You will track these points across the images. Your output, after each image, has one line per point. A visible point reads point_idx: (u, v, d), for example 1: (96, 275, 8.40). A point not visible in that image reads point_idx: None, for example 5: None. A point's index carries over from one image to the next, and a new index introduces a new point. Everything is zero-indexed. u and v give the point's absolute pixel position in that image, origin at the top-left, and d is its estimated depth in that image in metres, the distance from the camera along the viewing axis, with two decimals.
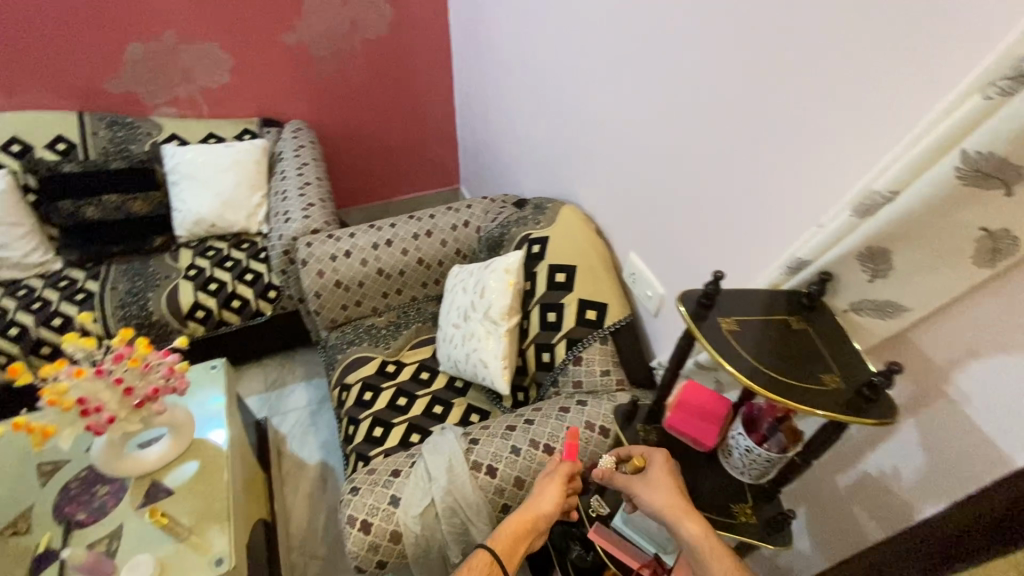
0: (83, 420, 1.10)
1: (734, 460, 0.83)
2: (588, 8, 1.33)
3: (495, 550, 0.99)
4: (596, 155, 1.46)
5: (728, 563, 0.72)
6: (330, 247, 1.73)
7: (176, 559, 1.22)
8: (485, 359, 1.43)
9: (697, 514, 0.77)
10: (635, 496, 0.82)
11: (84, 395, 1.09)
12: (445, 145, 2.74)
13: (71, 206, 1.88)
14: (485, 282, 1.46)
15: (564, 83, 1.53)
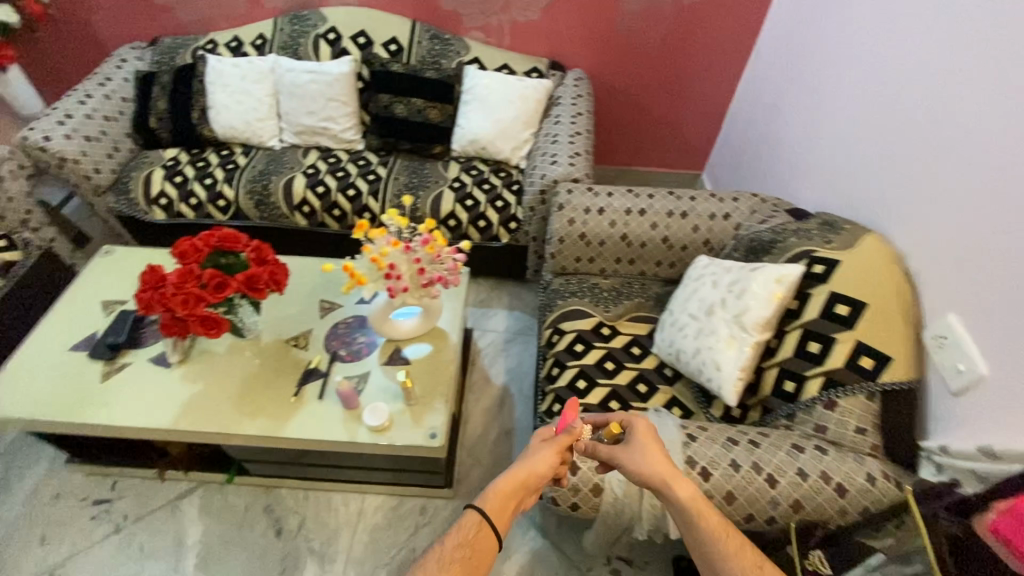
0: (385, 281, 1.27)
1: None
2: (1011, 25, 1.12)
3: (484, 510, 1.03)
4: (939, 192, 1.27)
5: (703, 515, 1.02)
6: (587, 200, 1.76)
7: (403, 418, 1.42)
8: (718, 362, 1.36)
9: (681, 481, 1.05)
10: (620, 458, 1.11)
11: (394, 262, 1.26)
12: (705, 128, 2.64)
13: (386, 99, 2.19)
14: (746, 286, 1.37)
15: (919, 100, 1.35)
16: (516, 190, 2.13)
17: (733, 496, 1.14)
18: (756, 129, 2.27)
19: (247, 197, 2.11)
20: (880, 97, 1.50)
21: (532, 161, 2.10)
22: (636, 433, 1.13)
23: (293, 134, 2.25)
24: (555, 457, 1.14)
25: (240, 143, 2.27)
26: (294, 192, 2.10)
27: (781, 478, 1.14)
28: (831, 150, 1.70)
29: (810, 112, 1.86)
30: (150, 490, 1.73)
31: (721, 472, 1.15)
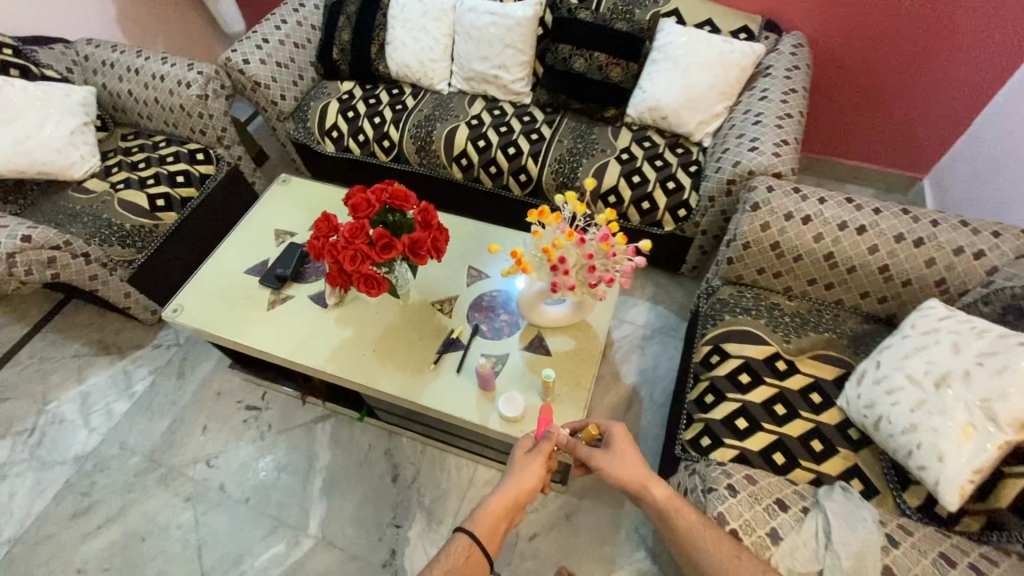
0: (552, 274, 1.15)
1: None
2: None
3: (476, 533, 1.04)
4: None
5: (686, 515, 1.08)
6: (791, 203, 1.45)
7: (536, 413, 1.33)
8: (940, 451, 1.08)
9: (658, 483, 1.12)
10: (603, 465, 1.15)
11: (565, 255, 1.12)
12: (951, 120, 2.09)
13: (567, 51, 1.97)
14: (1008, 366, 1.05)
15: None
16: (694, 173, 1.85)
17: None
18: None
19: (410, 142, 2.09)
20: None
21: (722, 141, 1.79)
22: (614, 440, 1.18)
23: (462, 79, 2.16)
24: (543, 466, 1.16)
25: (410, 82, 2.23)
26: (456, 142, 2.03)
27: None
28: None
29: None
30: (292, 407, 1.89)
31: None
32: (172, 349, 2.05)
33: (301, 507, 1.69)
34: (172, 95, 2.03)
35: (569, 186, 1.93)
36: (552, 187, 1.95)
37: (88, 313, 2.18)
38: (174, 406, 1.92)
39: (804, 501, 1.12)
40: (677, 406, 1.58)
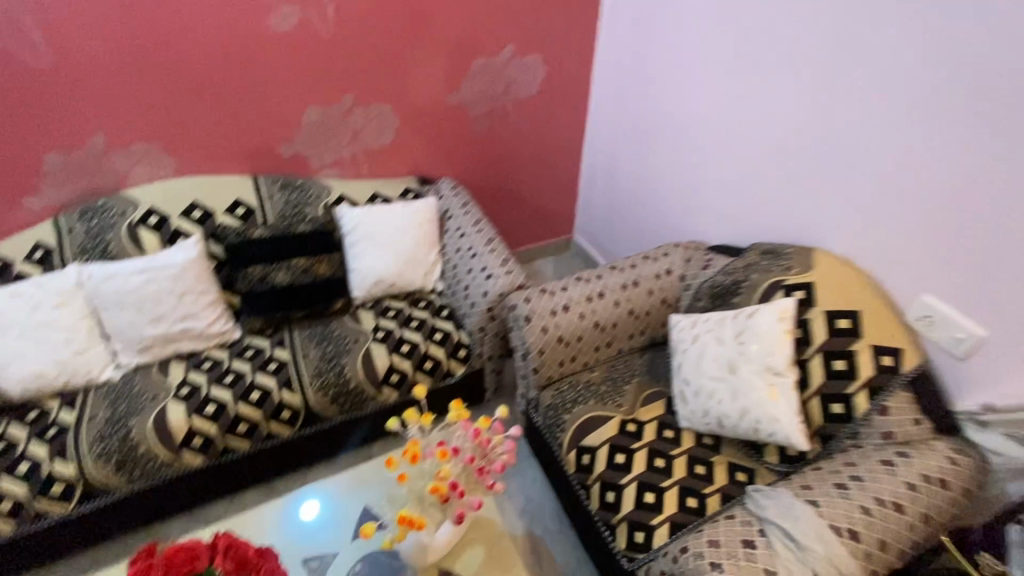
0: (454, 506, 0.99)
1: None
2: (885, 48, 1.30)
3: None
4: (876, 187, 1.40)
5: None
6: (549, 301, 1.66)
7: None
8: (774, 415, 1.35)
9: None
10: None
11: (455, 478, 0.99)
12: (572, 180, 2.64)
13: (260, 271, 1.80)
14: (752, 330, 1.42)
15: (805, 110, 1.53)
16: (449, 316, 1.91)
17: (885, 542, 1.11)
18: (630, 157, 2.29)
19: (98, 467, 1.47)
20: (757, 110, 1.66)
21: (456, 278, 1.92)
22: None
23: (136, 355, 1.68)
24: None
25: (53, 394, 1.60)
26: (173, 428, 1.54)
27: (905, 502, 1.16)
28: (754, 155, 1.74)
29: (682, 140, 1.99)
30: None
31: (863, 525, 1.12)
32: None
33: None
34: None
35: (343, 393, 1.70)
36: (327, 405, 1.69)
37: None
38: None
39: (755, 524, 1.15)
40: (583, 523, 1.53)
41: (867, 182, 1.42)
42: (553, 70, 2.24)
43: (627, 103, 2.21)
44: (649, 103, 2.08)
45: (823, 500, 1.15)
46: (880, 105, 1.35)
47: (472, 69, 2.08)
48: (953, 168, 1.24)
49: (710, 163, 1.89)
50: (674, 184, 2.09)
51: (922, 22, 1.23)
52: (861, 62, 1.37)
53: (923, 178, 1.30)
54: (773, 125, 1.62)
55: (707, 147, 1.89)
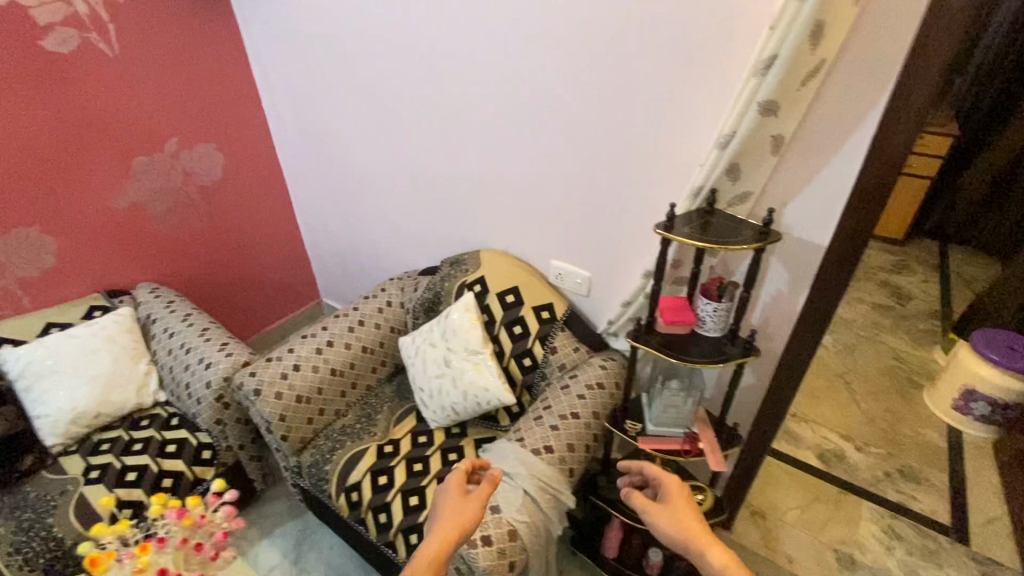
0: None
1: (705, 313, 1.25)
2: (456, 85, 1.68)
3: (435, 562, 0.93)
4: (494, 195, 1.81)
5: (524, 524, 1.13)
6: (276, 367, 1.72)
7: None
8: (484, 386, 1.62)
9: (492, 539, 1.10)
10: None
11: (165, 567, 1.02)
12: (293, 251, 2.72)
13: None
14: (452, 327, 1.70)
15: (429, 150, 1.90)
16: (181, 423, 1.82)
17: (573, 444, 1.43)
18: (335, 218, 2.50)
19: None
20: (401, 157, 2.01)
21: (177, 382, 1.83)
22: None
23: None
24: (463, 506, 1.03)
25: None
26: None
27: (579, 408, 1.49)
28: (417, 183, 2.04)
29: (363, 190, 2.26)
30: None
31: (555, 439, 1.42)
32: None
33: None
34: None
35: (58, 556, 1.45)
36: None
37: None
38: None
39: None
40: (373, 554, 1.61)
41: (488, 194, 1.83)
42: (231, 154, 2.30)
43: (315, 174, 2.42)
44: (326, 166, 2.30)
45: (525, 434, 1.44)
46: (468, 136, 1.76)
47: (133, 168, 2.00)
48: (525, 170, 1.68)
49: (392, 205, 2.19)
50: (376, 230, 2.36)
51: (463, 74, 1.65)
52: (444, 108, 1.76)
53: (513, 179, 1.73)
54: (418, 161, 1.97)
55: (384, 194, 2.18)
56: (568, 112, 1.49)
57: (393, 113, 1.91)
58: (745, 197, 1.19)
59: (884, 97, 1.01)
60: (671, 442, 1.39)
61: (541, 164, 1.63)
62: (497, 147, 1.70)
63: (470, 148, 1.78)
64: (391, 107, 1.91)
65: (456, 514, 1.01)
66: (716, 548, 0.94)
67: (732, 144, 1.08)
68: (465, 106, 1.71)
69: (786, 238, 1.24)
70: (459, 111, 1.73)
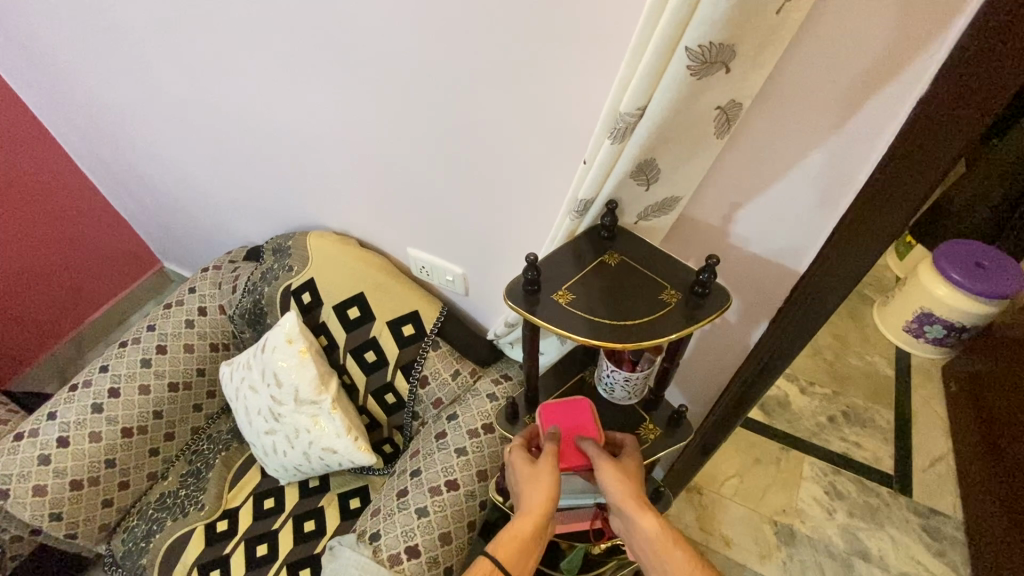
0: None
1: (604, 395, 0.89)
2: None
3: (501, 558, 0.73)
4: (306, 152, 1.18)
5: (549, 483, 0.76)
6: (29, 450, 1.19)
7: None
8: (328, 446, 1.18)
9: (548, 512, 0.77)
10: None
11: None
12: (97, 217, 1.95)
13: None
14: (274, 367, 1.19)
15: (190, 79, 1.20)
16: None
17: (447, 533, 1.04)
18: (120, 174, 1.76)
19: None
20: (170, 100, 1.30)
21: None
22: None
23: None
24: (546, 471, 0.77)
25: None
26: None
27: (456, 474, 1.08)
28: (204, 142, 1.37)
29: (143, 148, 1.54)
30: None
31: (421, 533, 1.02)
32: None
33: None
34: None
35: None
36: None
37: None
38: None
39: None
40: None
41: (294, 150, 1.20)
42: None
43: (58, 113, 1.61)
44: (81, 111, 1.54)
45: (381, 528, 1.04)
46: (233, 60, 1.08)
47: None
48: (334, 118, 1.05)
49: (187, 168, 1.51)
50: (176, 192, 1.67)
51: None
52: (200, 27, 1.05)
53: (328, 137, 1.10)
54: (195, 110, 1.28)
55: (163, 146, 1.48)
56: (381, 37, 0.86)
57: (117, 24, 1.17)
58: (669, 205, 0.65)
59: (963, 12, 0.47)
60: (576, 519, 1.01)
61: (354, 112, 1.01)
62: (286, 81, 1.05)
63: (246, 78, 1.10)
64: (122, 19, 1.15)
65: (531, 488, 0.76)
66: (643, 512, 0.73)
67: (639, 134, 0.53)
68: (227, 20, 1.01)
69: (735, 255, 0.76)
70: (220, 24, 1.02)
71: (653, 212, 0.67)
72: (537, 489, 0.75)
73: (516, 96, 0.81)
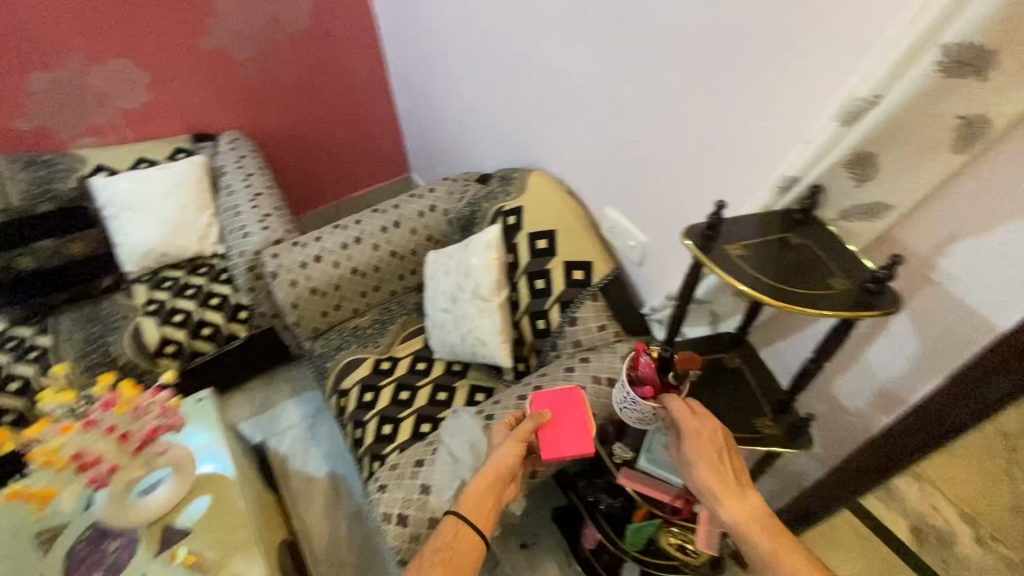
0: (83, 475, 1.05)
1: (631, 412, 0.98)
2: None
3: (461, 511, 1.00)
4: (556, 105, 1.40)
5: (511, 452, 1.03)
6: (297, 255, 1.66)
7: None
8: (483, 337, 1.43)
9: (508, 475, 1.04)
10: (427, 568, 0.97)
11: (79, 449, 1.04)
12: (383, 124, 2.51)
13: (4, 258, 1.74)
14: (468, 261, 1.46)
15: (497, 22, 1.50)
16: (228, 279, 1.91)
17: None
18: (415, 92, 2.23)
19: None
20: (473, 38, 1.64)
21: (227, 241, 1.89)
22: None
23: None
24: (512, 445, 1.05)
25: None
26: None
27: None
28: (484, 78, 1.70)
29: (439, 73, 1.96)
30: None
31: None
32: None
33: None
34: None
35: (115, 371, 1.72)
36: None
37: None
38: None
39: (432, 445, 1.23)
40: None
41: (548, 101, 1.43)
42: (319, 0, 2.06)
43: (395, 33, 2.13)
44: (410, 35, 2.01)
45: (497, 414, 1.23)
46: (533, 12, 1.33)
47: (216, 6, 1.90)
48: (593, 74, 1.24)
49: (461, 95, 1.88)
50: (445, 115, 2.07)
51: None
52: None
53: (579, 89, 1.30)
54: (488, 50, 1.59)
55: (454, 73, 1.86)
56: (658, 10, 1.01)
57: None
58: (875, 212, 0.71)
59: None
60: (661, 490, 1.06)
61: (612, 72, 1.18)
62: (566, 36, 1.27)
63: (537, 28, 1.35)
64: None
65: (501, 452, 1.04)
66: (728, 501, 0.85)
67: (873, 116, 0.65)
68: None
69: (929, 293, 0.77)
70: None
71: (855, 215, 0.74)
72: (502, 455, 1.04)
73: (759, 94, 0.91)
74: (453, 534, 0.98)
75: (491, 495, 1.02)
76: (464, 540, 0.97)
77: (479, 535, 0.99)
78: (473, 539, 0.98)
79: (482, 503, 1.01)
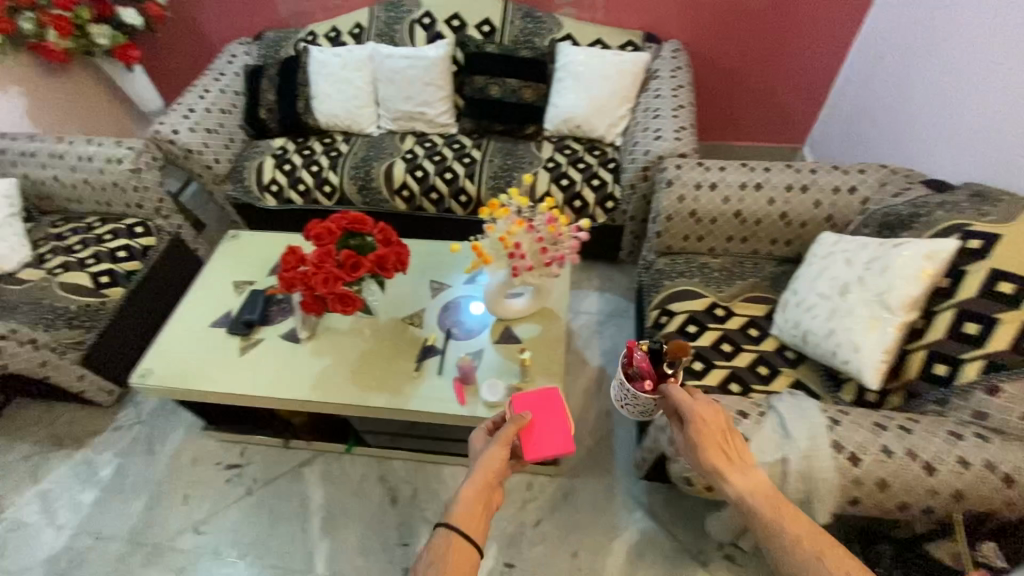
0: (511, 260, 1.31)
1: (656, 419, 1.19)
2: None
3: (454, 520, 0.99)
4: None
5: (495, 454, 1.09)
6: (698, 175, 1.70)
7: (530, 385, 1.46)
8: (856, 342, 1.29)
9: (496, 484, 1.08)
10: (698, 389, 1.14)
11: (519, 242, 1.29)
12: (812, 87, 2.40)
13: (482, 81, 2.22)
14: (890, 261, 1.29)
15: None
16: (613, 169, 2.09)
17: (886, 482, 1.07)
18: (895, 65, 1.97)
19: (350, 180, 2.18)
20: None
21: (631, 137, 2.05)
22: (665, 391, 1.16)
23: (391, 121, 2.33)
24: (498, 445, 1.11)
25: (341, 131, 2.37)
26: (393, 174, 2.16)
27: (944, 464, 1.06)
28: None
29: (956, 56, 1.69)
30: (276, 457, 1.88)
31: (872, 458, 1.08)
32: (134, 428, 1.97)
33: (305, 555, 1.67)
34: (104, 174, 2.04)
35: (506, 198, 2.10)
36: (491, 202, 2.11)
37: (35, 410, 2.04)
38: (145, 484, 1.83)
39: (762, 406, 1.21)
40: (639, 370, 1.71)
41: None
42: None
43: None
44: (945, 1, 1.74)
45: (847, 423, 1.14)
46: None
47: None
48: None
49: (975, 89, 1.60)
50: (924, 113, 1.81)
51: None
52: None
53: None
54: None
55: (985, 62, 1.58)
56: None
57: None
58: None
59: None
60: None
61: None
62: None
63: None
64: None
65: (488, 456, 1.09)
66: (733, 476, 1.04)
67: None
68: None
69: None
70: None
71: None
72: (489, 455, 1.09)
73: None
74: (450, 548, 0.96)
75: (480, 499, 1.03)
76: (460, 551, 0.96)
77: (474, 553, 0.97)
78: (468, 556, 0.96)
79: (472, 511, 1.01)
